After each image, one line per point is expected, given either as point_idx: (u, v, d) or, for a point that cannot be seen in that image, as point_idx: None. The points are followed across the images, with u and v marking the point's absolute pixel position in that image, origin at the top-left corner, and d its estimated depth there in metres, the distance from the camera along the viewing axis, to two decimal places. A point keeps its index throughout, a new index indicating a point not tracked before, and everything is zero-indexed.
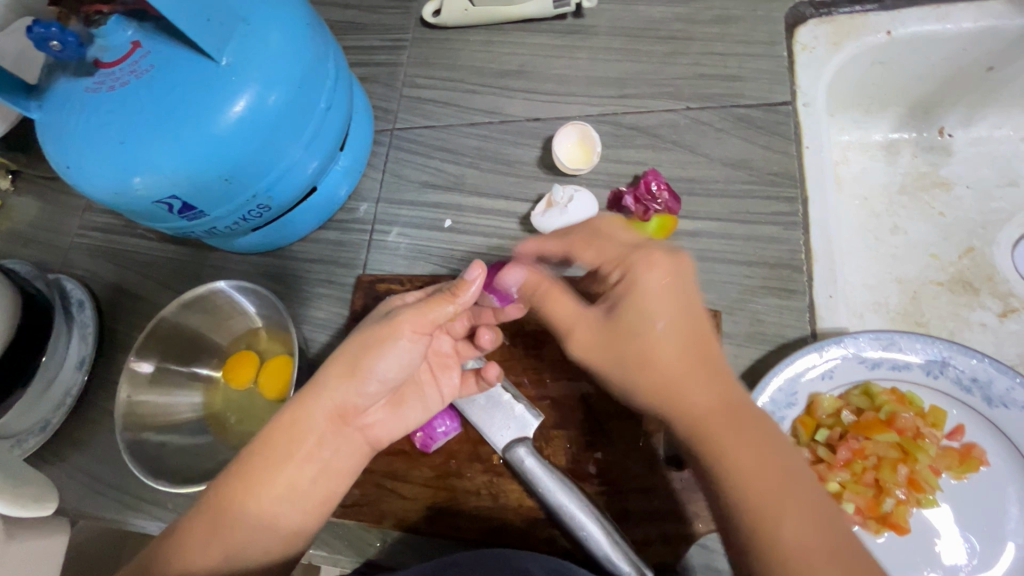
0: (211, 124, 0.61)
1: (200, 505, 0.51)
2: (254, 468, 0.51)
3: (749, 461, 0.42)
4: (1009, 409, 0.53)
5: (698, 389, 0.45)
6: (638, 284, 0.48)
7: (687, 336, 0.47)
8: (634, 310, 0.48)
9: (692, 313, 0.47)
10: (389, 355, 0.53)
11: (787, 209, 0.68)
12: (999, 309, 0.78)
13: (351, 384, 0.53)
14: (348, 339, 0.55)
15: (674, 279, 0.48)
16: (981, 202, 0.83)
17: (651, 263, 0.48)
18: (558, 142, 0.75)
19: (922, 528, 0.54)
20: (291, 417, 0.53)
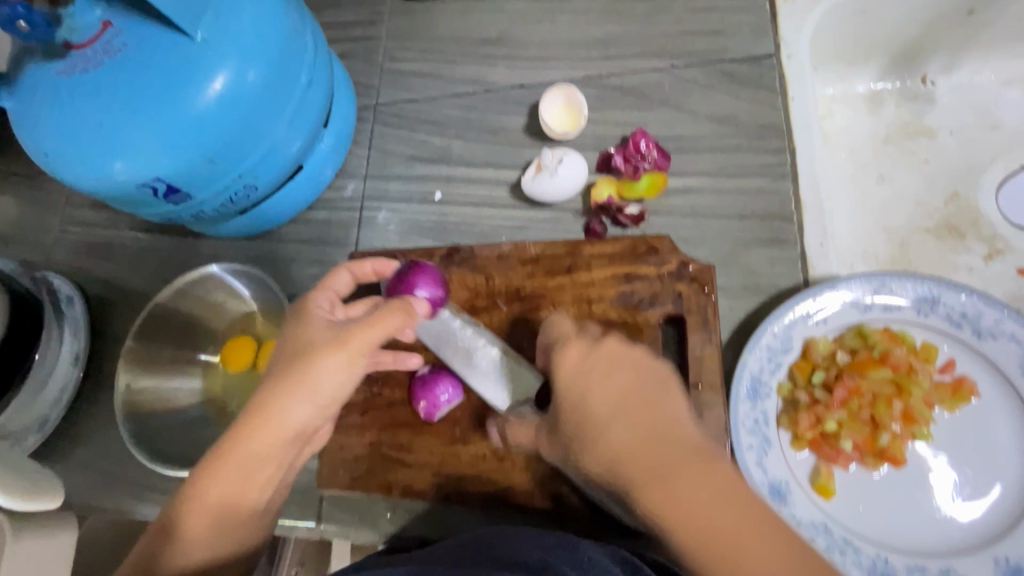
0: (190, 102, 0.60)
1: (175, 507, 0.48)
2: (224, 472, 0.49)
3: (687, 496, 0.36)
4: (998, 340, 0.53)
5: (624, 441, 0.39)
6: (566, 365, 0.46)
7: (629, 422, 0.40)
8: (607, 430, 0.41)
9: (636, 396, 0.42)
10: (342, 375, 0.52)
11: (775, 160, 0.68)
12: (984, 252, 0.80)
13: (305, 402, 0.51)
14: (290, 363, 0.52)
15: (601, 357, 0.45)
16: (964, 148, 0.84)
17: (564, 350, 0.47)
18: (544, 106, 0.74)
19: (916, 461, 0.54)
20: (247, 433, 0.50)
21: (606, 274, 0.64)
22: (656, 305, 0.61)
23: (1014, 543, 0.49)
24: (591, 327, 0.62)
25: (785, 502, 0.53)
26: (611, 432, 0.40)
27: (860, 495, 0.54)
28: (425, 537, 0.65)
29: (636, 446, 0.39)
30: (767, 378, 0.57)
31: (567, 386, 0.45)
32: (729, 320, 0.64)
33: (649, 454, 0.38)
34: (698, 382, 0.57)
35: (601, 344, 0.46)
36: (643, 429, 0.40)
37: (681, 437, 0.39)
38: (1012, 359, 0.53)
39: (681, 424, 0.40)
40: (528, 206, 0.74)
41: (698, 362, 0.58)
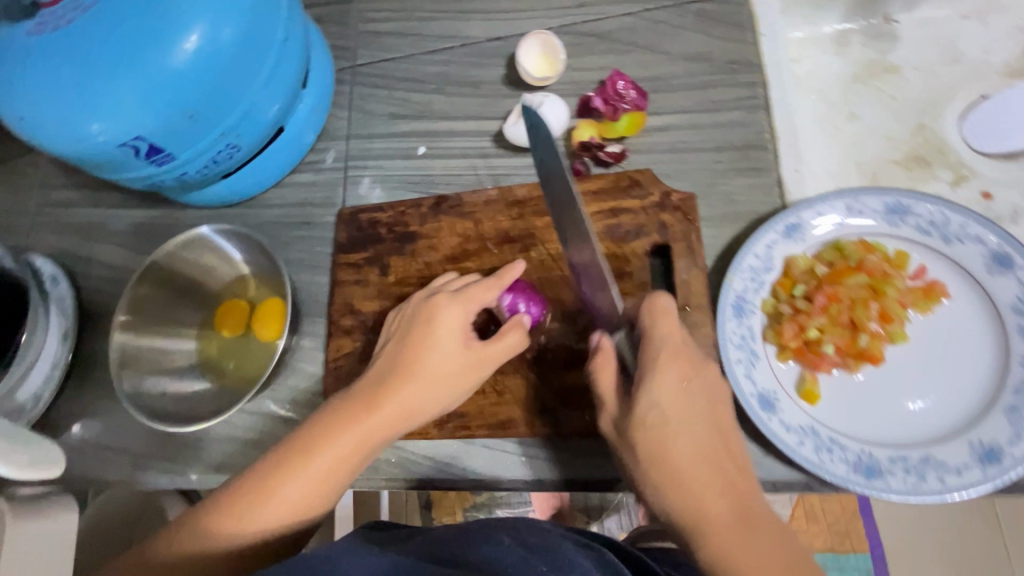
0: (165, 59, 0.59)
1: (244, 497, 0.50)
2: (308, 493, 0.51)
3: (755, 544, 0.43)
4: (965, 243, 0.56)
5: (709, 486, 0.45)
6: (668, 394, 0.48)
7: (694, 446, 0.47)
8: (667, 411, 0.47)
9: (706, 431, 0.48)
10: (433, 392, 0.56)
11: (748, 94, 0.70)
12: (951, 178, 0.82)
13: (397, 414, 0.55)
14: (399, 383, 0.56)
15: (695, 389, 0.48)
16: (928, 81, 0.86)
17: (667, 372, 0.48)
18: (523, 54, 0.75)
19: (895, 361, 0.57)
20: (340, 437, 0.53)
21: (593, 209, 0.65)
22: (643, 235, 0.63)
23: (987, 427, 0.52)
24: None
25: (774, 409, 0.55)
26: (694, 466, 0.46)
27: (843, 396, 0.57)
28: (427, 477, 0.65)
29: (715, 493, 0.45)
30: (751, 297, 0.59)
31: (655, 415, 0.47)
32: (713, 248, 0.66)
33: (701, 482, 0.45)
34: (687, 305, 0.60)
35: (703, 370, 0.50)
36: (726, 475, 0.46)
37: (749, 492, 0.45)
38: (976, 260, 0.56)
39: (747, 476, 0.46)
40: (511, 154, 0.75)
41: (684, 287, 0.60)
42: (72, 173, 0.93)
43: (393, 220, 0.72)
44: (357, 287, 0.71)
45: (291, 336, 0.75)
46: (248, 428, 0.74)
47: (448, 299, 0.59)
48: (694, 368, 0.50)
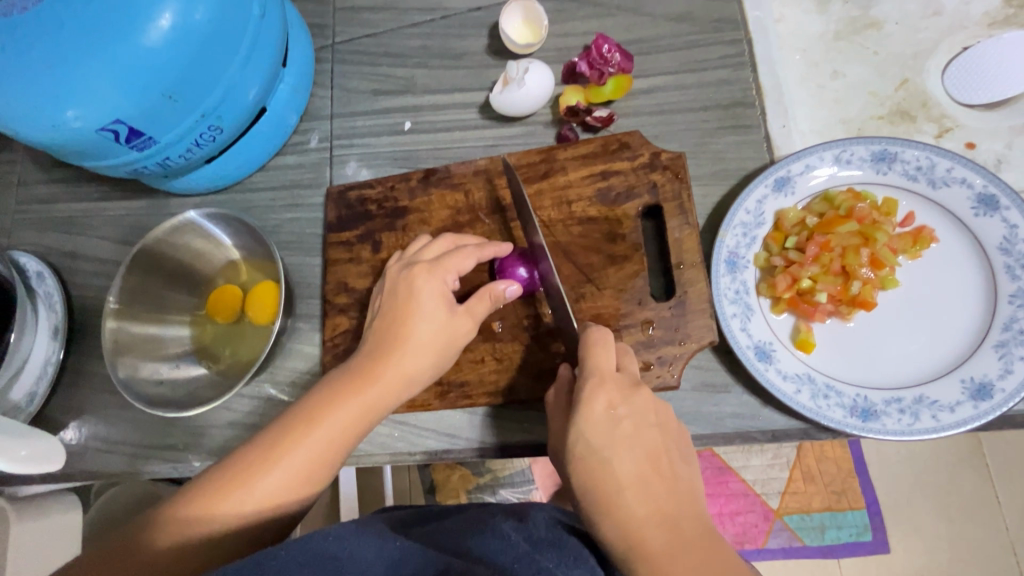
0: (141, 38, 0.58)
1: (222, 474, 0.50)
2: (306, 466, 0.51)
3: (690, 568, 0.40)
4: (952, 187, 0.57)
5: (644, 513, 0.43)
6: (596, 423, 0.47)
7: (632, 465, 0.45)
8: (608, 454, 0.46)
9: (648, 449, 0.46)
10: (421, 358, 0.56)
11: (733, 51, 0.70)
12: (935, 132, 0.81)
13: (383, 385, 0.55)
14: (385, 350, 0.56)
15: (630, 414, 0.47)
16: (909, 36, 0.85)
17: (594, 401, 0.48)
18: (504, 22, 0.74)
19: (889, 306, 0.57)
20: (328, 408, 0.53)
21: (584, 173, 0.65)
22: (634, 196, 0.63)
23: (978, 363, 0.53)
24: (573, 225, 0.64)
25: (771, 359, 0.56)
26: (629, 493, 0.44)
27: (838, 344, 0.57)
28: (433, 449, 0.67)
29: (653, 520, 0.42)
30: (744, 252, 0.60)
31: (590, 442, 0.47)
32: (703, 207, 0.66)
33: (639, 511, 0.43)
34: (681, 263, 0.60)
35: (635, 395, 0.49)
36: (665, 500, 0.44)
37: (687, 518, 0.43)
38: (963, 203, 0.57)
39: (683, 499, 0.44)
40: (498, 124, 0.75)
41: (677, 244, 0.60)
42: (50, 168, 0.91)
43: (383, 196, 0.71)
44: (349, 265, 0.71)
45: (286, 319, 0.75)
46: (249, 412, 0.74)
47: (424, 271, 0.59)
48: (635, 389, 0.49)
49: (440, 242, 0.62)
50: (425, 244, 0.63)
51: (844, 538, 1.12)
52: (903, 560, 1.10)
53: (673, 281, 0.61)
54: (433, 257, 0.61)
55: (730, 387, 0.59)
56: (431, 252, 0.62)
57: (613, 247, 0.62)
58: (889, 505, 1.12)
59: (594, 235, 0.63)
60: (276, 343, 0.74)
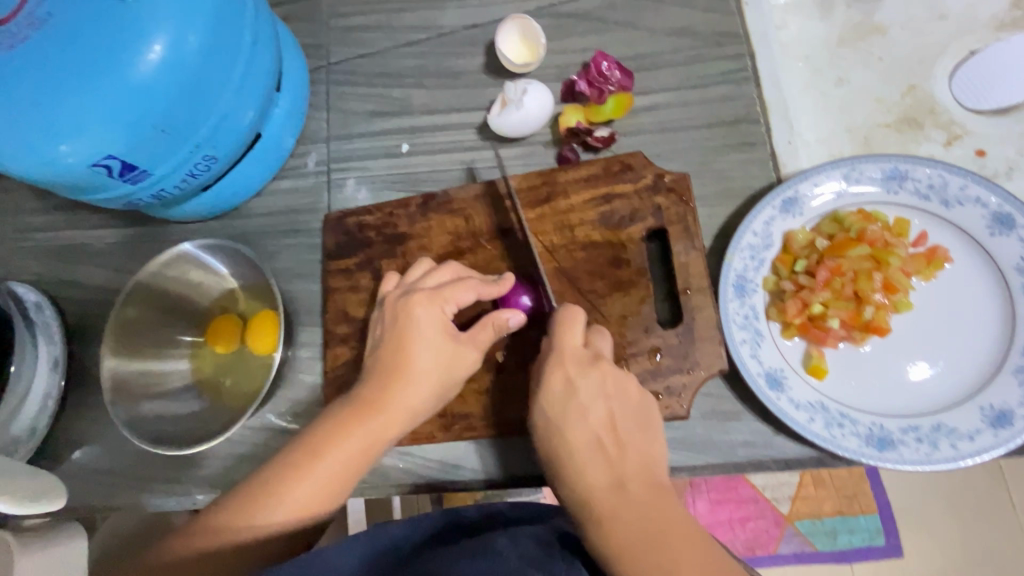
0: (130, 72, 0.57)
1: (224, 509, 0.49)
2: (313, 500, 0.50)
3: (632, 522, 0.42)
4: (966, 206, 0.56)
5: (594, 475, 0.46)
6: (554, 398, 0.49)
7: (583, 432, 0.48)
8: (565, 427, 0.48)
9: (603, 417, 0.48)
10: (425, 390, 0.55)
11: (735, 66, 0.69)
12: (944, 139, 0.79)
13: (388, 415, 0.54)
14: (388, 382, 0.55)
15: (587, 388, 0.49)
16: (915, 40, 0.82)
17: (550, 378, 0.50)
18: (501, 41, 0.73)
19: (901, 331, 0.56)
20: (332, 440, 0.52)
21: (586, 197, 0.63)
22: (638, 220, 0.62)
23: (997, 389, 0.51)
24: (576, 251, 0.62)
25: (782, 387, 0.55)
26: (581, 457, 0.47)
27: (849, 370, 0.56)
28: (438, 479, 0.66)
29: (604, 484, 0.45)
30: (751, 275, 0.59)
31: (548, 414, 0.50)
32: (710, 227, 0.65)
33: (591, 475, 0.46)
34: (687, 289, 0.58)
35: (593, 370, 0.50)
36: (615, 464, 0.46)
37: (634, 479, 0.45)
38: (977, 223, 0.55)
39: (638, 459, 0.46)
40: (498, 145, 0.73)
41: (683, 269, 0.59)
42: (47, 196, 0.90)
43: (382, 222, 0.70)
44: (349, 293, 0.69)
45: (287, 347, 0.74)
46: (251, 443, 0.73)
47: (422, 301, 0.57)
48: (595, 363, 0.51)
49: (445, 271, 0.61)
50: (426, 272, 0.62)
51: (856, 543, 1.10)
52: (916, 566, 1.09)
53: (680, 307, 0.59)
54: (433, 286, 0.60)
55: (741, 414, 0.58)
56: (433, 280, 0.60)
57: (618, 273, 0.61)
58: (901, 509, 1.11)
59: (598, 261, 0.61)
60: (278, 373, 0.73)
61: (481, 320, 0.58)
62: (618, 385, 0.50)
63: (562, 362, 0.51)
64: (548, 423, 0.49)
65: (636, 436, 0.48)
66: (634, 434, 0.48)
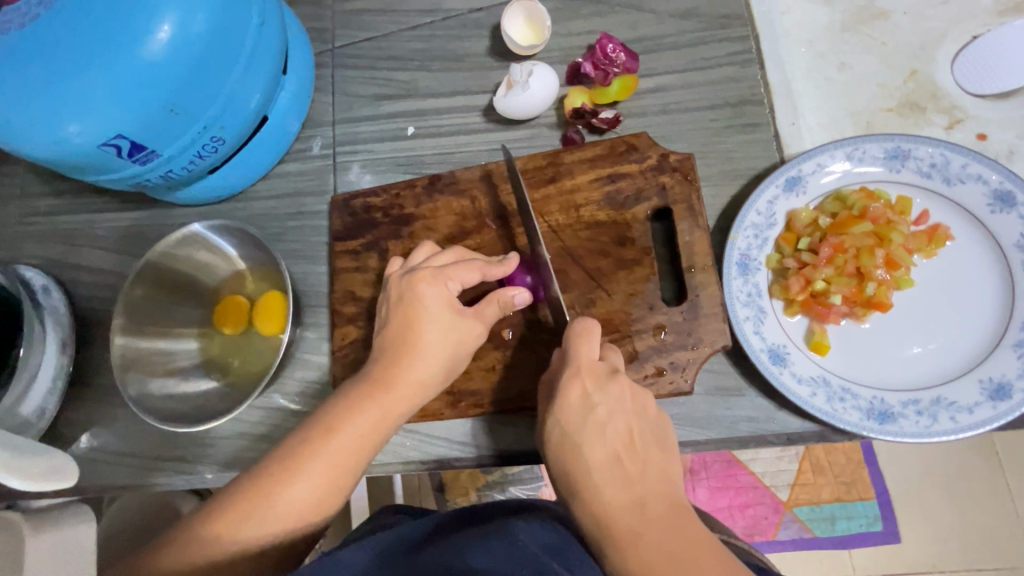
0: (139, 51, 0.57)
1: (243, 487, 0.50)
2: (328, 475, 0.51)
3: (658, 543, 0.41)
4: (967, 184, 0.56)
5: (615, 496, 0.44)
6: (571, 411, 0.48)
7: (599, 450, 0.46)
8: (583, 445, 0.47)
9: (623, 436, 0.47)
10: (432, 365, 0.56)
11: (739, 47, 0.69)
12: (946, 123, 0.79)
13: (398, 391, 0.55)
14: (399, 359, 0.56)
15: (606, 401, 0.48)
16: (918, 25, 0.83)
17: (569, 390, 0.49)
18: (506, 23, 0.73)
19: (901, 307, 0.57)
20: (344, 417, 0.53)
21: (591, 177, 0.64)
22: (643, 200, 0.62)
23: (996, 364, 0.52)
24: (582, 230, 0.63)
25: (785, 363, 0.56)
26: (599, 477, 0.45)
27: (850, 346, 0.57)
28: (445, 456, 0.67)
29: (622, 502, 0.43)
30: (755, 253, 0.59)
31: (565, 429, 0.48)
32: (713, 207, 0.65)
33: (612, 492, 0.44)
34: (691, 267, 0.59)
35: (611, 382, 0.49)
36: (634, 481, 0.44)
37: (655, 498, 0.43)
38: (977, 200, 0.56)
39: (659, 477, 0.45)
40: (503, 127, 0.74)
41: (688, 248, 0.60)
42: (52, 179, 0.91)
43: (389, 203, 0.71)
44: (356, 274, 0.70)
45: (294, 328, 0.74)
46: (259, 423, 0.73)
47: (425, 279, 0.58)
48: (612, 377, 0.50)
49: (450, 254, 0.61)
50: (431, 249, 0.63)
51: (855, 529, 1.11)
52: (914, 550, 1.10)
53: (684, 284, 0.60)
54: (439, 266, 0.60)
55: (743, 390, 0.59)
56: (439, 261, 0.61)
57: (622, 252, 0.61)
58: (899, 495, 1.12)
59: (603, 239, 0.62)
60: (285, 353, 0.74)
61: (487, 297, 0.58)
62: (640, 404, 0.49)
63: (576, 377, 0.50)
64: (564, 439, 0.48)
65: (657, 459, 0.46)
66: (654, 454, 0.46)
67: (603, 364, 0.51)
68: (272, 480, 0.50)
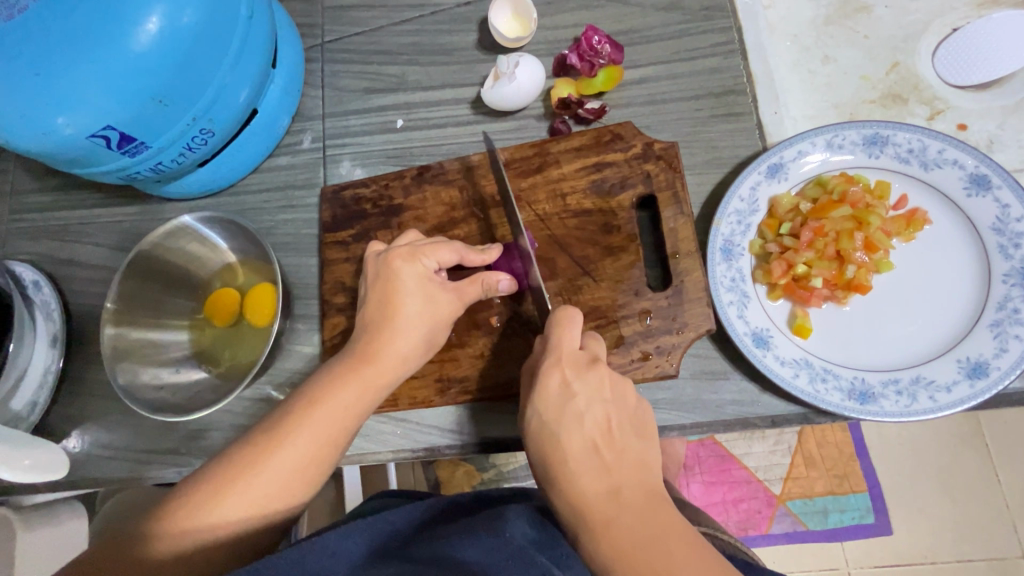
0: (128, 43, 0.57)
1: (225, 460, 0.50)
2: (312, 448, 0.51)
3: (628, 528, 0.41)
4: (944, 168, 0.58)
5: (590, 482, 0.45)
6: (549, 402, 0.49)
7: (577, 439, 0.47)
8: (560, 432, 0.48)
9: (602, 426, 0.47)
10: (413, 339, 0.57)
11: (722, 39, 0.70)
12: (927, 114, 0.80)
13: (379, 363, 0.56)
14: (380, 337, 0.57)
15: (584, 390, 0.49)
16: (900, 18, 0.84)
17: (548, 379, 0.50)
18: (494, 16, 0.74)
19: (881, 290, 0.58)
20: (328, 389, 0.54)
21: (578, 166, 0.65)
22: (628, 188, 0.63)
23: (973, 343, 0.53)
24: (568, 218, 0.64)
25: (769, 346, 0.57)
26: (574, 464, 0.46)
27: (832, 328, 0.58)
28: (436, 444, 0.67)
29: (599, 491, 0.44)
30: (738, 239, 0.60)
31: (544, 419, 0.49)
32: (698, 195, 0.66)
33: (589, 481, 0.45)
34: (676, 253, 0.60)
35: (590, 372, 0.50)
36: (611, 471, 0.45)
37: (630, 486, 0.44)
38: (955, 185, 0.57)
39: (637, 466, 0.45)
40: (490, 119, 0.75)
41: (672, 234, 0.60)
42: (43, 176, 0.91)
43: (378, 194, 0.71)
44: (346, 265, 0.71)
45: (285, 320, 0.75)
46: (250, 414, 0.74)
47: (402, 256, 0.58)
48: (591, 366, 0.50)
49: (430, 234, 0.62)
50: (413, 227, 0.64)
51: (846, 521, 1.12)
52: (904, 541, 1.11)
53: (669, 270, 0.61)
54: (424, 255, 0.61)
55: (729, 374, 0.60)
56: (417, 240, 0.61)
57: (608, 239, 0.62)
58: (890, 486, 1.13)
59: (589, 227, 0.63)
60: (276, 344, 0.74)
61: (472, 277, 0.59)
62: (620, 396, 0.49)
63: (554, 366, 0.51)
64: (543, 428, 0.49)
65: (634, 447, 0.47)
66: (632, 443, 0.47)
67: (582, 354, 0.52)
68: (255, 451, 0.50)
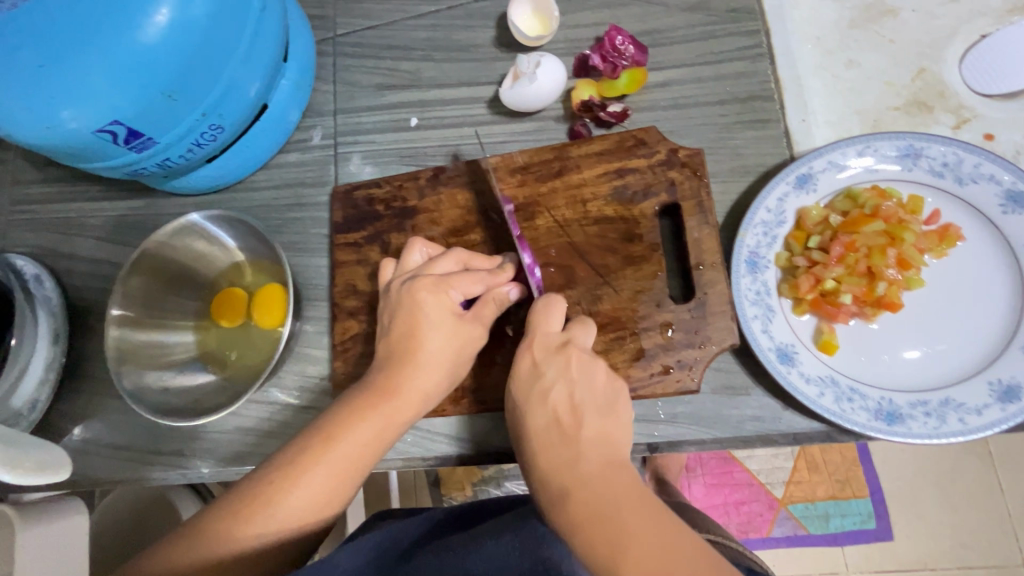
0: (137, 37, 0.55)
1: (238, 496, 0.49)
2: (329, 486, 0.49)
3: (581, 497, 0.38)
4: (979, 183, 0.56)
5: (549, 458, 0.42)
6: (520, 380, 0.48)
7: (541, 415, 0.45)
8: (528, 413, 0.46)
9: (570, 403, 0.45)
10: (433, 366, 0.54)
11: (750, 42, 0.68)
12: (953, 123, 0.78)
13: (402, 399, 0.53)
14: (398, 362, 0.54)
15: (553, 369, 0.48)
16: (928, 22, 0.81)
17: (518, 360, 0.49)
18: (513, 13, 0.71)
19: (910, 307, 0.56)
20: (346, 426, 0.51)
21: (599, 172, 0.63)
22: (652, 196, 0.61)
23: (1005, 365, 0.52)
24: (589, 225, 0.62)
25: (793, 362, 0.55)
26: (535, 440, 0.44)
27: (860, 346, 0.56)
28: (447, 453, 0.66)
29: (557, 462, 0.42)
30: (764, 252, 0.59)
31: (515, 398, 0.48)
32: (722, 204, 0.65)
33: (552, 456, 0.42)
34: (700, 264, 0.58)
35: (562, 352, 0.48)
36: (571, 442, 0.42)
37: (588, 456, 0.41)
38: (990, 200, 0.56)
39: (602, 441, 0.42)
40: (508, 119, 0.72)
41: (696, 245, 0.59)
42: (45, 167, 0.89)
43: (391, 196, 0.69)
44: (358, 267, 0.69)
45: (293, 322, 0.73)
46: (257, 417, 0.72)
47: (427, 287, 0.56)
48: (564, 350, 0.49)
49: (452, 258, 0.59)
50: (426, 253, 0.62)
51: (849, 528, 1.12)
52: (906, 550, 1.11)
53: (691, 282, 0.59)
54: (439, 268, 0.59)
55: (750, 389, 0.59)
56: (441, 267, 0.59)
57: (630, 248, 0.61)
58: (893, 495, 1.12)
59: (610, 236, 0.61)
60: (285, 346, 0.73)
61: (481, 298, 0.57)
62: (594, 375, 0.47)
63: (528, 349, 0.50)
64: (514, 407, 0.48)
65: (602, 422, 0.44)
66: (601, 421, 0.44)
67: (556, 337, 0.50)
68: (269, 490, 0.49)
